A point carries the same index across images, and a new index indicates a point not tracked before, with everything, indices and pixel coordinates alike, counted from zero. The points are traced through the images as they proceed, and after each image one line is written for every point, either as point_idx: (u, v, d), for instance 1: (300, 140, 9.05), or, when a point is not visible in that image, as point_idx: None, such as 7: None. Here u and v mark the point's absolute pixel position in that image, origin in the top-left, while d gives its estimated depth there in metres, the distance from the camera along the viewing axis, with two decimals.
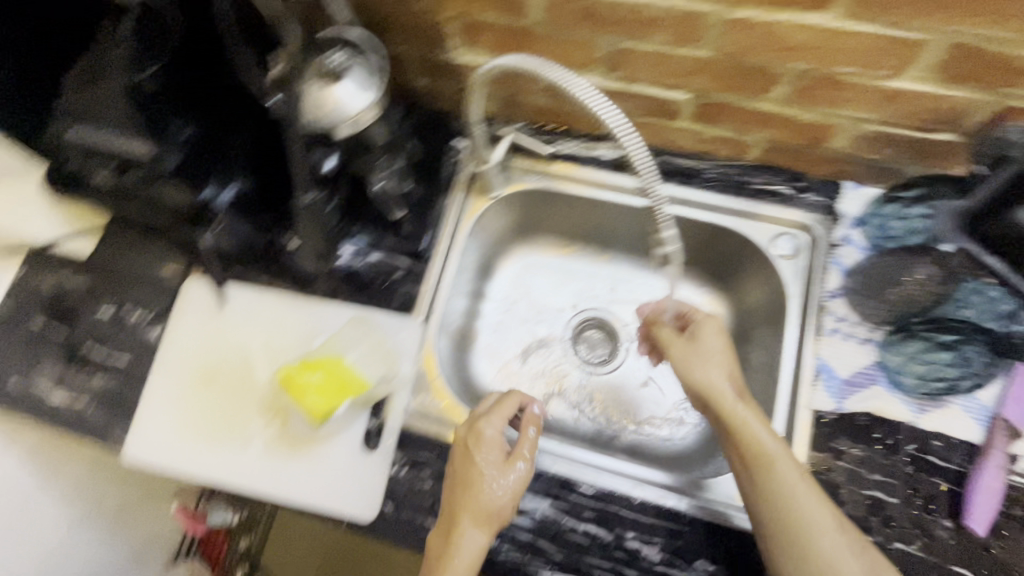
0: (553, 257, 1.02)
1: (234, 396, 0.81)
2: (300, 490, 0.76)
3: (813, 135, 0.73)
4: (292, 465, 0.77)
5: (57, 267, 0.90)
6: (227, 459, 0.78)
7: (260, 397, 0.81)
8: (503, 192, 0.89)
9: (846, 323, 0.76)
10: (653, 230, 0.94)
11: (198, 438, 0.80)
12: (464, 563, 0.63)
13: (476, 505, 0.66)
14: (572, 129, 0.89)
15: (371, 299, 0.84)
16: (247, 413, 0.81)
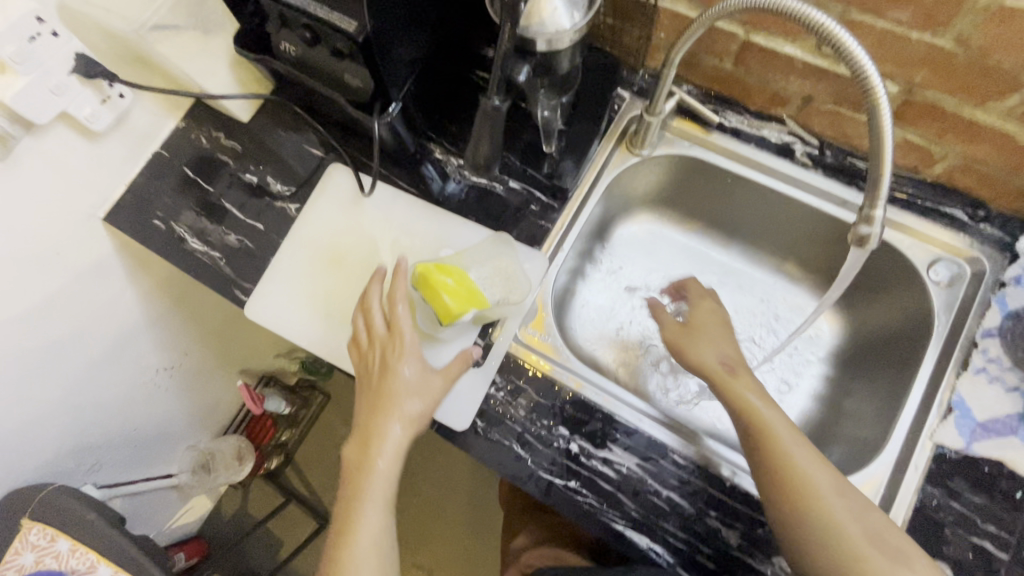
0: (675, 232, 1.01)
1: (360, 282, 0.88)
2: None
3: (1020, 159, 0.68)
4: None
5: (217, 127, 0.96)
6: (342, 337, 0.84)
7: None
8: (654, 151, 0.88)
9: (997, 365, 0.71)
10: (791, 229, 0.90)
11: (320, 312, 0.87)
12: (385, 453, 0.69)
13: (375, 386, 0.72)
14: (740, 104, 0.86)
15: (504, 223, 0.87)
16: None
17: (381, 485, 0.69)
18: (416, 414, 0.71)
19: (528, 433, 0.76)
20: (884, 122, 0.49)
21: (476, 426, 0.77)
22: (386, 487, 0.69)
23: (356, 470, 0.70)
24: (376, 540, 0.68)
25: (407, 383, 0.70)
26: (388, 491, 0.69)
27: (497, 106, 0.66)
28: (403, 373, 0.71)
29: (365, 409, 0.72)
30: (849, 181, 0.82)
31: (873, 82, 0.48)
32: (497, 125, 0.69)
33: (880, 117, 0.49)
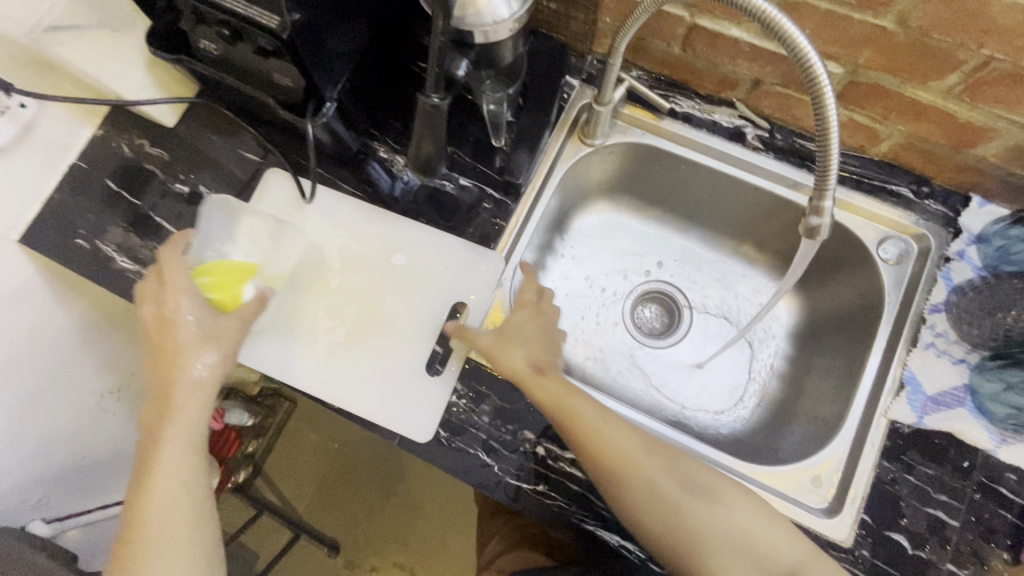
0: (633, 221, 0.99)
1: (317, 296, 0.82)
2: (369, 402, 0.77)
3: (961, 136, 0.69)
4: (367, 374, 0.78)
5: (140, 134, 0.89)
6: (304, 361, 0.79)
7: (330, 300, 0.81)
8: (606, 140, 0.86)
9: (944, 340, 0.73)
10: (747, 213, 0.90)
11: (277, 337, 0.80)
12: (180, 425, 0.67)
13: (161, 358, 0.68)
14: (689, 88, 0.85)
15: (456, 223, 0.84)
16: (314, 313, 0.81)
17: (175, 467, 0.66)
18: (206, 379, 0.68)
19: (493, 440, 0.74)
20: (830, 117, 0.48)
21: (439, 436, 0.75)
22: (182, 469, 0.67)
23: (145, 460, 0.67)
24: (177, 525, 0.66)
25: (194, 325, 0.68)
26: (185, 473, 0.67)
27: (437, 104, 0.62)
28: (189, 326, 0.68)
29: (152, 396, 0.69)
30: (800, 163, 0.82)
31: (818, 74, 0.46)
32: (440, 124, 0.65)
33: (826, 113, 0.47)
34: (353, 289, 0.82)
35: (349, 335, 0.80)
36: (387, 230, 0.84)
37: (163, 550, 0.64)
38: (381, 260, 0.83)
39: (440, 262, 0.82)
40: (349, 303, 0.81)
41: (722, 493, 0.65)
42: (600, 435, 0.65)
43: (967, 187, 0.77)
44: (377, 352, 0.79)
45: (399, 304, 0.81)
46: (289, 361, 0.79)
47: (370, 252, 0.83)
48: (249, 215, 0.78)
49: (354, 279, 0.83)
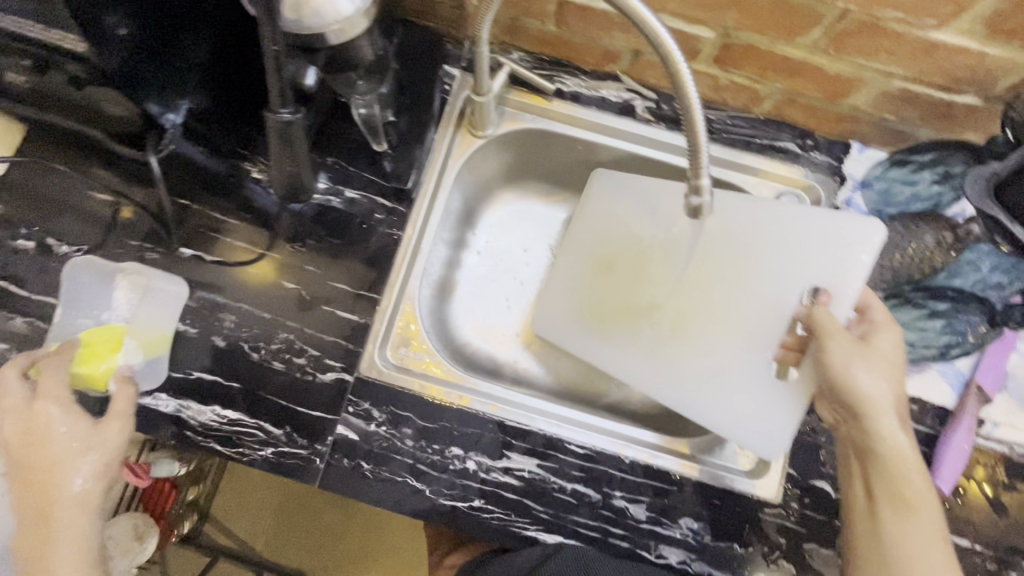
0: (542, 207, 0.95)
1: (642, 285, 0.79)
2: (725, 421, 0.72)
3: (834, 87, 0.69)
4: (714, 380, 0.73)
5: None
6: (630, 344, 0.78)
7: (659, 292, 0.77)
8: (496, 131, 0.82)
9: None
10: None
11: (614, 327, 0.80)
12: (68, 547, 0.61)
13: (28, 479, 0.61)
14: (572, 65, 0.81)
15: (349, 239, 0.77)
16: (651, 308, 0.77)
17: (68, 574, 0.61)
18: (90, 495, 0.63)
19: (421, 464, 0.71)
20: (692, 104, 0.46)
21: (363, 469, 0.71)
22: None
23: None
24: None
25: (66, 436, 0.62)
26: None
27: (288, 120, 0.55)
28: (59, 439, 0.62)
29: (23, 521, 0.62)
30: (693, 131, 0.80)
31: (676, 64, 0.45)
32: (297, 142, 0.58)
33: (689, 102, 0.46)
34: (671, 264, 0.76)
35: (678, 325, 0.76)
36: (669, 205, 0.76)
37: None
38: (677, 237, 0.76)
39: (676, 221, 0.76)
40: (660, 296, 0.77)
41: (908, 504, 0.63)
42: (894, 461, 0.63)
43: (847, 135, 0.78)
44: (707, 346, 0.74)
45: (721, 283, 0.73)
46: (191, 416, 0.71)
47: (653, 229, 0.78)
48: (127, 274, 0.74)
49: (658, 257, 0.77)
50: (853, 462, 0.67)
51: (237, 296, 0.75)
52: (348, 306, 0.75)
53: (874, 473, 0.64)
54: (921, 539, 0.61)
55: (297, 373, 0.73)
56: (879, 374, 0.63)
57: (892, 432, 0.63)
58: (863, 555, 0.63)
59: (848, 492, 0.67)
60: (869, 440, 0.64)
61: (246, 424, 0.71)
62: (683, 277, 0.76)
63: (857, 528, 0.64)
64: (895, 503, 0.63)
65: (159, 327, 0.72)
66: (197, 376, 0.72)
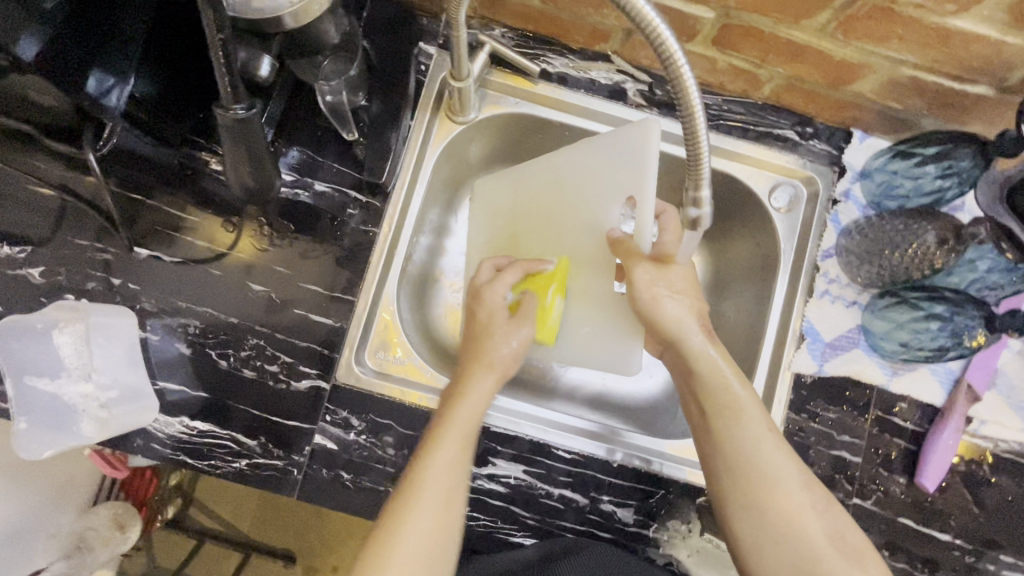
0: None
1: None
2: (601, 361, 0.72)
3: (839, 74, 0.65)
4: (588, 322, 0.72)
5: None
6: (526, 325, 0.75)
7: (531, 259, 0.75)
8: (476, 115, 0.76)
9: (837, 285, 0.73)
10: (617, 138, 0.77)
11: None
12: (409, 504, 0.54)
13: None
14: (559, 43, 0.75)
15: (319, 235, 0.71)
16: None
17: (438, 493, 0.54)
18: None
19: (404, 473, 0.68)
20: (695, 110, 0.41)
21: (345, 479, 0.68)
22: (439, 506, 0.54)
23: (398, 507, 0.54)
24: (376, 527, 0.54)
25: None
26: (452, 502, 0.55)
27: (244, 117, 0.49)
28: None
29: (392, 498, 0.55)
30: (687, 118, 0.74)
31: (683, 70, 0.41)
32: (256, 139, 0.52)
33: (692, 111, 0.42)
34: (546, 230, 0.73)
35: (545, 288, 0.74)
36: (537, 171, 0.73)
37: (392, 546, 0.52)
38: (536, 197, 0.74)
39: (530, 170, 0.74)
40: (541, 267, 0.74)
41: (742, 411, 0.58)
42: (716, 367, 0.60)
43: (848, 123, 0.74)
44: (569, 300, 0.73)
45: (567, 232, 0.71)
46: (159, 428, 0.67)
47: (530, 204, 0.74)
48: (61, 325, 0.66)
49: (530, 228, 0.74)
50: (682, 382, 0.64)
51: (202, 300, 0.70)
52: (322, 309, 0.70)
53: (703, 394, 0.60)
54: (753, 439, 0.57)
55: (270, 381, 0.69)
56: (681, 303, 0.62)
57: (699, 348, 0.61)
58: (717, 473, 0.58)
59: (687, 412, 0.63)
60: (687, 358, 0.62)
61: (218, 435, 0.68)
62: (552, 237, 0.73)
63: (702, 445, 0.60)
64: (722, 412, 0.58)
65: (125, 363, 0.67)
66: (162, 386, 0.68)
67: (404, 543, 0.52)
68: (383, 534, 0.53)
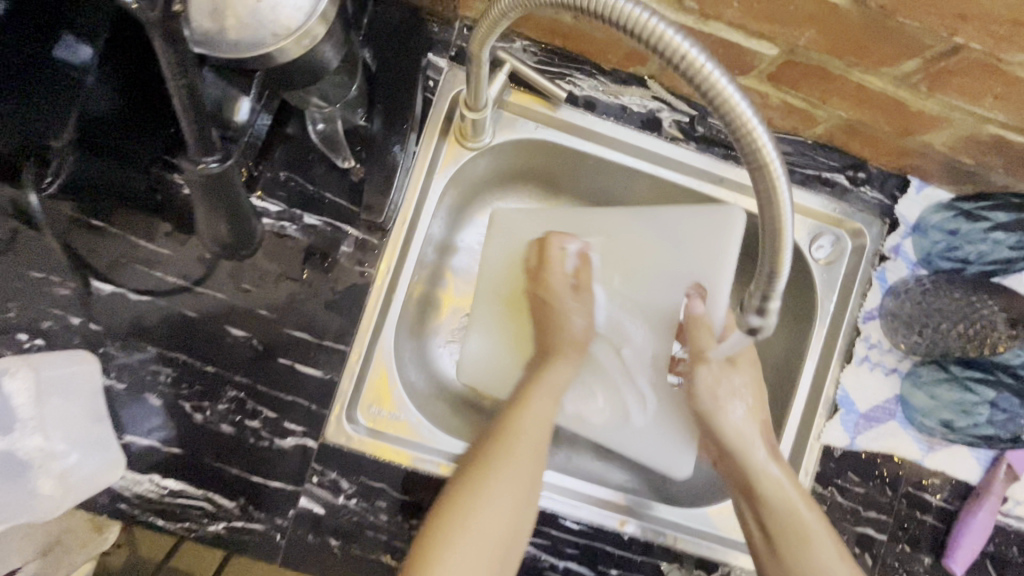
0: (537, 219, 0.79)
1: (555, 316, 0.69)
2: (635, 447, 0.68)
3: (909, 124, 0.57)
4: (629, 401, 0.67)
5: None
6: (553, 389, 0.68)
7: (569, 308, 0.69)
8: (489, 141, 0.67)
9: (877, 350, 0.67)
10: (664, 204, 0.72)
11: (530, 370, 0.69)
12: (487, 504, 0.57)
13: None
14: (588, 61, 0.65)
15: (308, 275, 0.63)
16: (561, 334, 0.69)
17: (516, 480, 0.58)
18: None
19: (398, 541, 0.63)
20: (780, 204, 0.35)
21: (332, 546, 0.62)
22: (517, 497, 0.58)
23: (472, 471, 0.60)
24: (450, 491, 0.58)
25: None
26: (530, 497, 0.58)
27: (218, 171, 0.41)
28: None
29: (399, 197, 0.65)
30: (726, 155, 0.66)
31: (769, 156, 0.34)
32: (233, 190, 0.44)
33: (777, 204, 0.35)
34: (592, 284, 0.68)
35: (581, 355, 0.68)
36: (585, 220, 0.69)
37: (476, 517, 0.56)
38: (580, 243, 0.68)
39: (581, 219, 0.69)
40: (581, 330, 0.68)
41: (811, 536, 0.57)
42: (783, 487, 0.59)
43: (906, 170, 0.66)
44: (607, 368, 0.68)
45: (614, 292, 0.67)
46: (126, 487, 0.61)
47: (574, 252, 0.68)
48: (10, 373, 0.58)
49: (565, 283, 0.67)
50: (743, 502, 0.62)
51: (174, 344, 0.62)
52: (310, 359, 0.63)
53: (768, 517, 0.59)
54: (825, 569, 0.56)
55: (251, 438, 0.62)
56: (744, 413, 0.64)
57: (762, 464, 0.60)
58: None
59: (747, 532, 0.62)
60: (750, 477, 0.61)
61: (192, 496, 0.61)
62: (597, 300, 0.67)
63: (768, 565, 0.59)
64: (790, 533, 0.57)
65: (86, 416, 0.59)
66: (130, 441, 0.61)
67: (481, 515, 0.56)
68: (468, 502, 0.57)
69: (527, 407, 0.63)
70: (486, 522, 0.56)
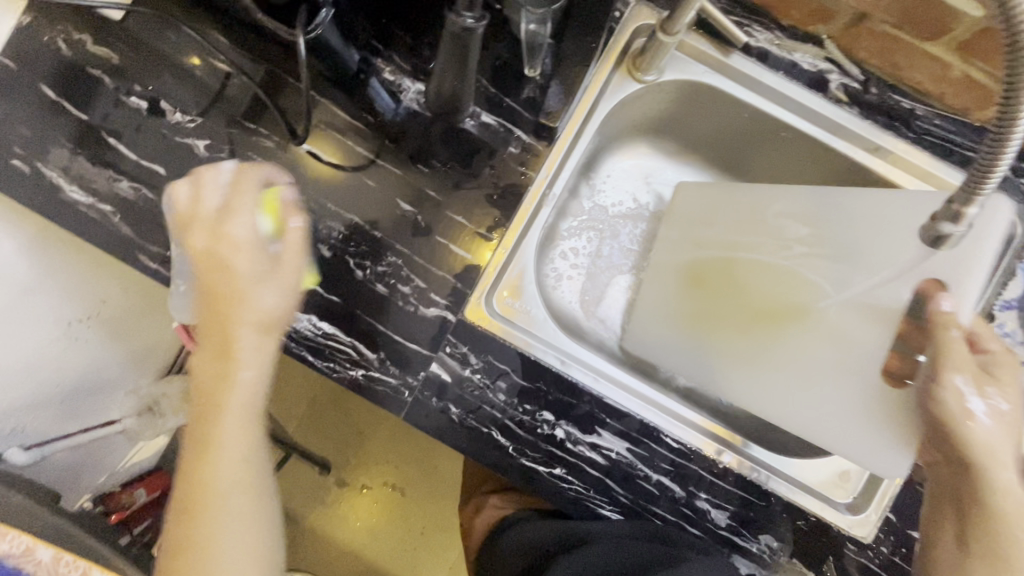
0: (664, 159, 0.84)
1: (730, 297, 0.64)
2: (816, 422, 0.60)
3: None
4: (831, 396, 0.57)
5: (92, 30, 0.72)
6: (730, 370, 0.65)
7: (711, 280, 0.65)
8: (659, 75, 0.72)
9: (1010, 340, 0.67)
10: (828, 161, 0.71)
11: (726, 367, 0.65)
12: None
13: None
14: (770, 16, 0.69)
15: (476, 167, 0.70)
16: (727, 316, 0.64)
17: (233, 486, 0.56)
18: None
19: (509, 422, 0.68)
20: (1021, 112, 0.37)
21: (450, 413, 0.68)
22: (241, 471, 0.57)
23: (196, 464, 0.56)
24: (182, 493, 0.56)
25: None
26: (252, 488, 0.58)
27: (470, 27, 0.47)
28: None
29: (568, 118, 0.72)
30: (887, 124, 0.68)
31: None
32: (467, 52, 0.50)
33: (1005, 140, 0.38)
34: (736, 270, 0.63)
35: (771, 333, 0.60)
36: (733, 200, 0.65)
37: (215, 540, 0.55)
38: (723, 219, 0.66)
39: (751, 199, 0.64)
40: (743, 321, 0.62)
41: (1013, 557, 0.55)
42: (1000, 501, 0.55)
43: None
44: (788, 331, 0.59)
45: (772, 277, 0.60)
46: None
47: (724, 221, 0.66)
48: None
49: (764, 276, 0.60)
50: (948, 512, 0.60)
51: (348, 205, 0.70)
52: (463, 243, 0.70)
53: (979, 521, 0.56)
54: None
55: (399, 301, 0.69)
56: (998, 426, 0.54)
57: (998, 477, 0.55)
58: None
59: (934, 535, 0.61)
60: (980, 489, 0.56)
61: (342, 341, 0.69)
62: (788, 289, 0.59)
63: (939, 566, 0.59)
64: (992, 560, 0.56)
65: None
66: (298, 281, 0.69)
67: (227, 499, 0.56)
68: (206, 482, 0.56)
69: (224, 414, 0.56)
70: (227, 559, 0.55)
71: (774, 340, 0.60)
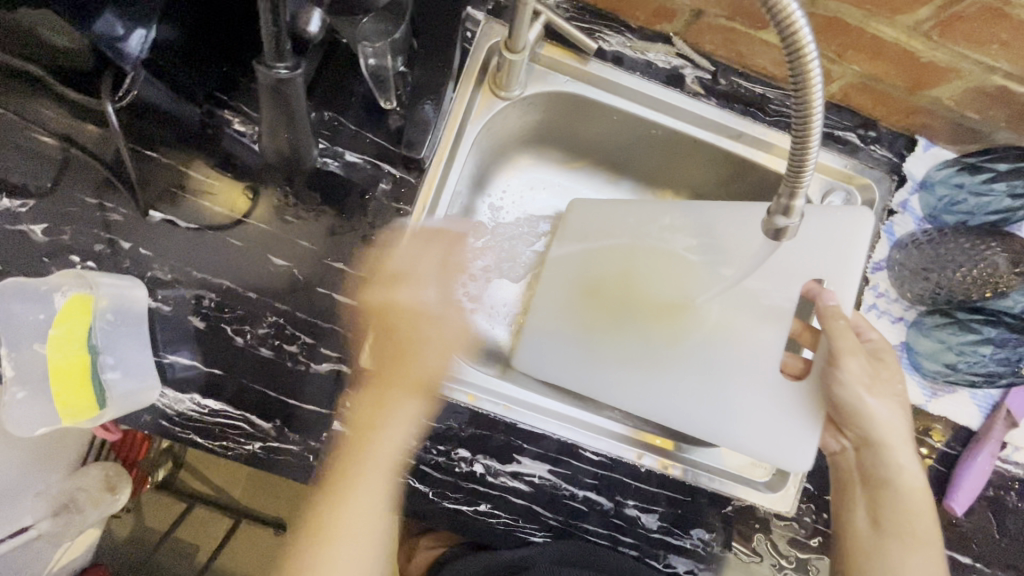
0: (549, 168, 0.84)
1: (632, 307, 0.67)
2: (731, 417, 0.64)
3: (919, 76, 0.61)
4: (733, 389, 0.64)
5: None
6: (638, 377, 0.66)
7: (609, 292, 0.68)
8: (522, 90, 0.71)
9: (884, 299, 0.71)
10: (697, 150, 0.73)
11: (633, 375, 0.67)
12: None
13: None
14: (619, 20, 0.70)
15: (348, 209, 0.67)
16: (631, 325, 0.67)
17: None
18: None
19: (424, 467, 0.66)
20: (813, 111, 0.37)
21: None
22: None
23: None
24: None
25: None
26: None
27: (286, 78, 0.44)
28: None
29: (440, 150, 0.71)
30: (745, 111, 0.70)
31: (809, 56, 0.36)
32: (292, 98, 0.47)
33: (807, 138, 0.38)
34: (636, 281, 0.67)
35: (677, 337, 0.65)
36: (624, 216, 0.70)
37: None
38: (611, 234, 0.70)
39: (636, 216, 0.69)
40: (649, 326, 0.66)
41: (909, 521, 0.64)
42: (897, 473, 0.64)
43: (914, 129, 0.71)
44: (693, 333, 0.65)
45: (673, 286, 0.66)
46: (166, 404, 0.63)
47: (613, 235, 0.70)
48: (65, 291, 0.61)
49: (661, 284, 0.67)
50: (858, 484, 0.67)
51: (216, 269, 0.65)
52: (347, 289, 0.66)
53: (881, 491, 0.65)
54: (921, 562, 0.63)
55: (288, 362, 0.65)
56: (891, 407, 0.63)
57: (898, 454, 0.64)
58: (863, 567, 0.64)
59: (847, 509, 0.67)
60: (880, 463, 0.64)
61: (231, 416, 0.64)
62: (692, 293, 0.65)
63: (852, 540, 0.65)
64: (900, 528, 0.63)
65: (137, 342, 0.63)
66: (171, 360, 0.64)
67: None
68: None
69: None
70: None
71: (681, 344, 0.65)
